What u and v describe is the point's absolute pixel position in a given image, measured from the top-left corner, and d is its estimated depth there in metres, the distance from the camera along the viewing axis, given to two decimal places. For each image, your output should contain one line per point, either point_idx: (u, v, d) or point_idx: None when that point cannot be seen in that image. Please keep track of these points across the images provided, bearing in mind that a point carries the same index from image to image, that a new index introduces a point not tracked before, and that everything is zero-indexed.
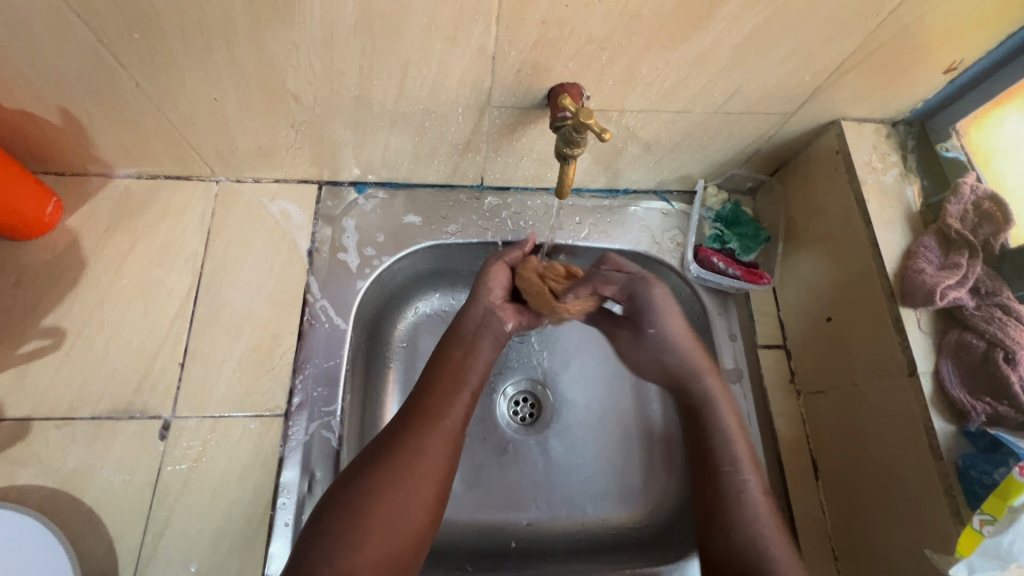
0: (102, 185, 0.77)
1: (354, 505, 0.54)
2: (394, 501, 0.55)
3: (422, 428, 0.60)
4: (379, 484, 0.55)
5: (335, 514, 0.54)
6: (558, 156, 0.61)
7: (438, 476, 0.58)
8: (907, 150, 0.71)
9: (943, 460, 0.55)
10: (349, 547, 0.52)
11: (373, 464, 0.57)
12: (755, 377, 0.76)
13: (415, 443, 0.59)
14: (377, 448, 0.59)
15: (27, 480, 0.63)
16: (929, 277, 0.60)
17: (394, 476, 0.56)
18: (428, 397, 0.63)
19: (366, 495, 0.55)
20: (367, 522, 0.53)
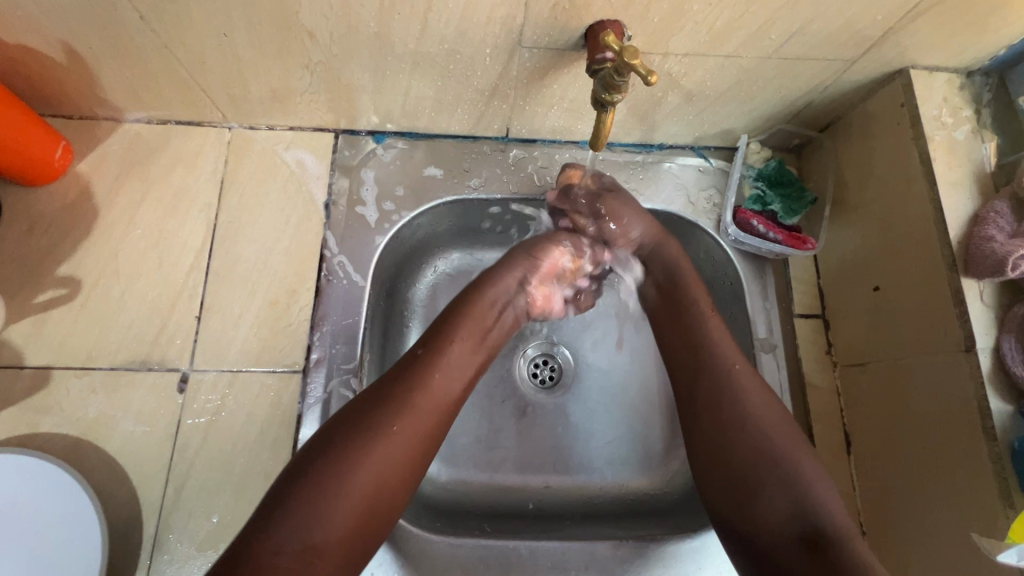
0: (111, 129, 0.73)
1: (325, 473, 0.47)
2: (372, 474, 0.48)
3: (410, 392, 0.53)
4: (356, 455, 0.48)
5: (304, 482, 0.47)
6: (596, 103, 0.56)
7: (417, 448, 0.52)
8: (981, 105, 0.64)
9: (997, 442, 0.52)
10: (320, 520, 0.45)
11: (350, 429, 0.50)
12: (789, 347, 0.72)
13: (401, 409, 0.52)
14: (357, 415, 0.51)
15: (50, 428, 0.63)
16: (1000, 245, 0.54)
17: (370, 445, 0.49)
18: (421, 360, 0.56)
19: (342, 465, 0.48)
20: (341, 496, 0.47)
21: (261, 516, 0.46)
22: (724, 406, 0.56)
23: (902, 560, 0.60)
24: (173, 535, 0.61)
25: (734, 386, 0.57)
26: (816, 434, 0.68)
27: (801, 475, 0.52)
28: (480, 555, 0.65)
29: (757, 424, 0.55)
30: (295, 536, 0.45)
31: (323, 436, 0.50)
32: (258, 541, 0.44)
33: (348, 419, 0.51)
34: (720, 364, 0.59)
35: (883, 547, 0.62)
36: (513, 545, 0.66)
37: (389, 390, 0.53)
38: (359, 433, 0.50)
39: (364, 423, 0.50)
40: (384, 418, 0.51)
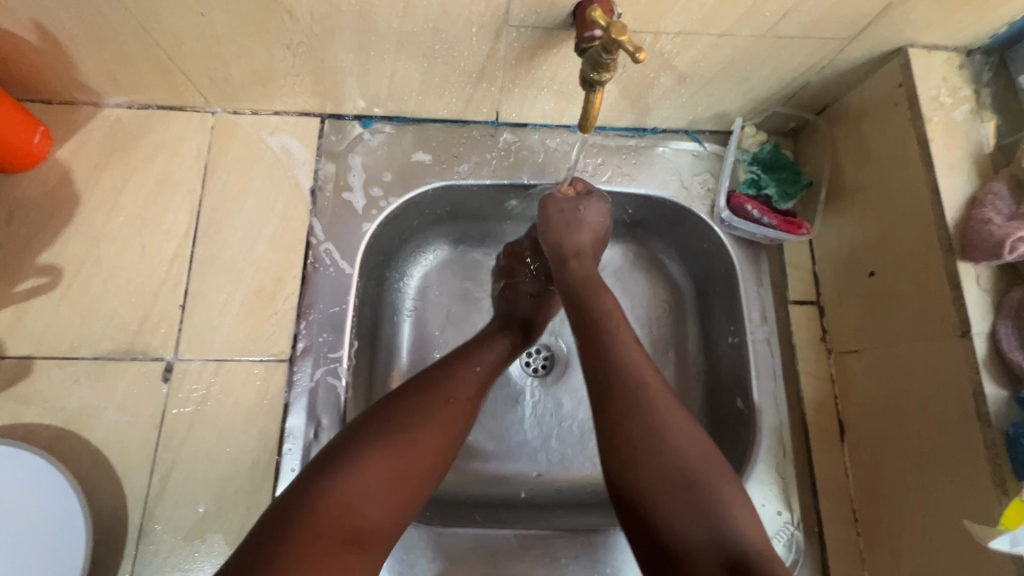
0: (91, 115, 0.72)
1: (387, 432, 0.50)
2: (428, 441, 0.51)
3: (460, 374, 0.57)
4: (416, 420, 0.51)
5: (368, 438, 0.49)
6: (583, 82, 0.54)
7: (465, 426, 0.55)
8: (981, 84, 0.62)
9: (992, 428, 0.51)
10: (383, 474, 0.47)
11: (409, 399, 0.53)
12: (784, 334, 0.71)
13: (453, 388, 0.56)
14: (413, 388, 0.55)
15: (33, 419, 0.62)
16: (998, 228, 0.53)
17: (428, 413, 0.52)
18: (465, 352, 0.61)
19: (403, 428, 0.50)
20: (403, 455, 0.49)
21: (323, 467, 0.47)
22: (633, 425, 0.50)
23: (894, 547, 0.60)
24: (158, 525, 0.60)
25: (642, 404, 0.51)
26: (810, 421, 0.68)
27: (724, 503, 0.47)
28: (470, 544, 0.65)
29: (671, 447, 0.49)
30: (359, 484, 0.46)
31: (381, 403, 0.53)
32: (323, 487, 0.46)
33: (404, 390, 0.54)
34: (628, 379, 0.53)
35: (877, 534, 0.62)
36: (502, 534, 0.66)
37: (441, 372, 0.57)
38: (418, 402, 0.53)
39: (422, 395, 0.54)
40: (440, 392, 0.55)
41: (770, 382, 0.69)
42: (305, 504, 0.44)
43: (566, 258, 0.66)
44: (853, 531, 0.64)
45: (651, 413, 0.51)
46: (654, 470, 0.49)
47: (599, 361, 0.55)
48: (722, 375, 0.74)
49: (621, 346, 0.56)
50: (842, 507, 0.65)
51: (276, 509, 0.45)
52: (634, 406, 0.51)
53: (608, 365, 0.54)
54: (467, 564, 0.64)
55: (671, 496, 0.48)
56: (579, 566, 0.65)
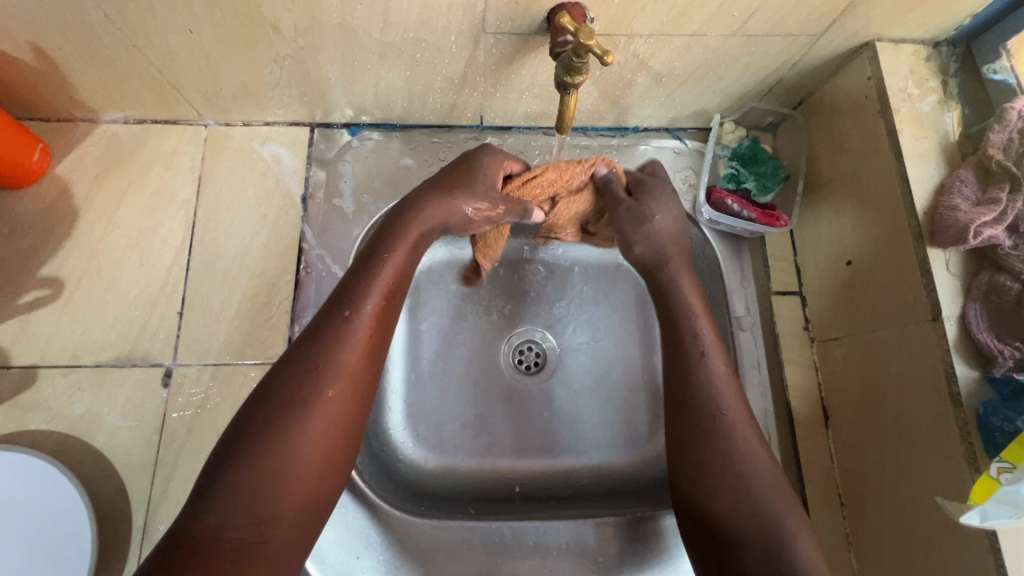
0: (88, 131, 0.74)
1: (251, 441, 0.46)
2: (304, 439, 0.47)
3: (330, 345, 0.50)
4: (282, 419, 0.47)
5: (234, 454, 0.46)
6: (558, 85, 0.56)
7: (340, 402, 0.49)
8: (948, 75, 0.64)
9: (963, 408, 0.53)
10: (258, 487, 0.45)
11: (275, 391, 0.48)
12: (767, 324, 0.72)
13: (323, 363, 0.50)
14: (281, 378, 0.49)
15: (39, 426, 0.64)
16: (964, 214, 0.55)
17: (297, 410, 0.47)
18: (337, 307, 0.53)
19: (270, 430, 0.47)
20: (275, 459, 0.46)
21: (202, 493, 0.45)
22: (712, 454, 0.54)
23: (876, 530, 0.61)
24: (161, 525, 0.62)
25: (725, 444, 0.55)
26: (793, 408, 0.69)
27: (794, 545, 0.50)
28: (463, 537, 0.67)
29: (761, 505, 0.52)
30: (235, 506, 0.44)
31: (249, 404, 0.49)
32: (201, 519, 0.44)
33: (270, 383, 0.49)
34: (710, 412, 0.56)
35: (861, 516, 0.63)
36: (494, 526, 0.67)
37: (308, 347, 0.51)
38: (284, 399, 0.48)
39: (286, 384, 0.49)
40: (308, 377, 0.49)
41: (754, 372, 0.70)
42: (182, 543, 0.42)
43: (668, 260, 0.64)
44: (839, 514, 0.65)
45: (746, 472, 0.53)
46: (732, 501, 0.53)
47: (684, 402, 0.57)
48: None
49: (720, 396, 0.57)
50: (827, 492, 0.66)
51: (164, 540, 0.44)
52: (725, 460, 0.54)
53: (703, 416, 0.56)
54: (460, 556, 0.66)
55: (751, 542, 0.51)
56: (571, 556, 0.67)
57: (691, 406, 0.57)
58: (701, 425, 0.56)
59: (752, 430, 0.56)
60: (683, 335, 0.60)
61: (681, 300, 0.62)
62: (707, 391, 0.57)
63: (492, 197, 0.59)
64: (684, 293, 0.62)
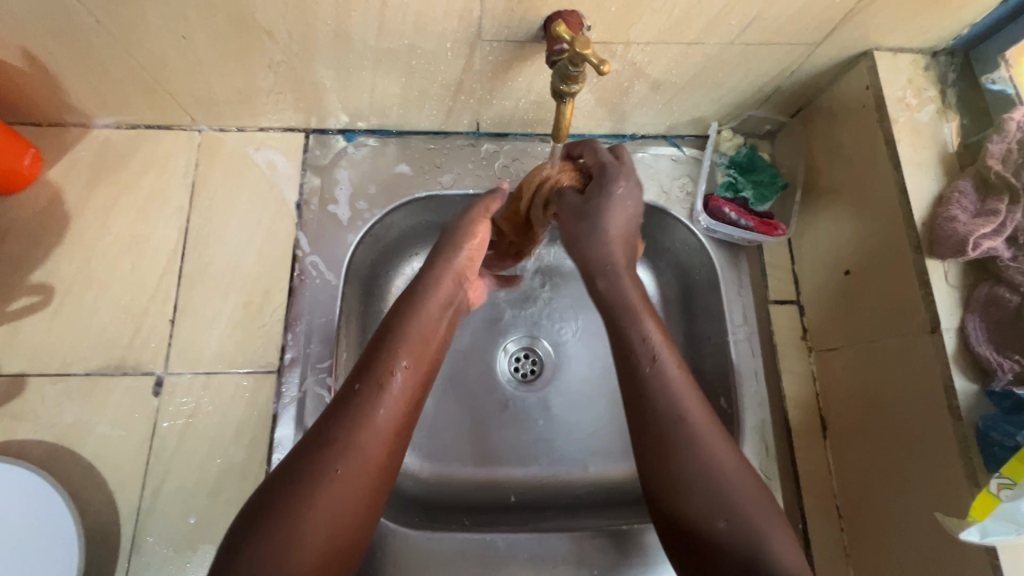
0: (80, 136, 0.73)
1: (273, 531, 0.45)
2: (328, 515, 0.47)
3: (356, 422, 0.52)
4: (305, 511, 0.47)
5: (253, 542, 0.45)
6: (554, 94, 0.55)
7: (364, 480, 0.50)
8: (946, 85, 0.64)
9: (962, 421, 0.52)
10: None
11: (294, 479, 0.48)
12: (764, 333, 0.72)
13: (344, 454, 0.50)
14: (299, 465, 0.49)
15: (27, 435, 0.63)
16: (963, 225, 0.54)
17: (322, 488, 0.48)
18: (361, 394, 0.53)
19: (291, 521, 0.46)
20: (298, 552, 0.45)
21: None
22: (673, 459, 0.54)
23: (875, 543, 0.60)
24: (150, 537, 0.61)
25: (683, 448, 0.54)
26: (791, 419, 0.69)
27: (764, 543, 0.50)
28: (457, 549, 0.66)
29: (735, 507, 0.52)
30: None
31: (275, 477, 0.49)
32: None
33: (296, 459, 0.50)
34: (669, 417, 0.55)
35: (860, 528, 0.62)
36: (489, 538, 0.66)
37: (327, 435, 0.51)
38: (310, 476, 0.48)
39: (306, 468, 0.49)
40: (333, 455, 0.50)
41: (752, 382, 0.69)
42: None
43: (595, 275, 0.62)
44: (837, 526, 0.65)
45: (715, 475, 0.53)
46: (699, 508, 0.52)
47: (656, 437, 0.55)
48: (706, 374, 0.74)
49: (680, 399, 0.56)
50: (825, 503, 0.66)
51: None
52: (700, 480, 0.53)
53: (666, 420, 0.55)
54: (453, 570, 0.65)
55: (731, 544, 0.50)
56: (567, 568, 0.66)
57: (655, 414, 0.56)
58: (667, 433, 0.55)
59: (718, 432, 0.55)
60: (631, 339, 0.59)
61: (620, 301, 0.61)
62: (664, 397, 0.56)
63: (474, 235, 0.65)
64: (624, 290, 0.61)
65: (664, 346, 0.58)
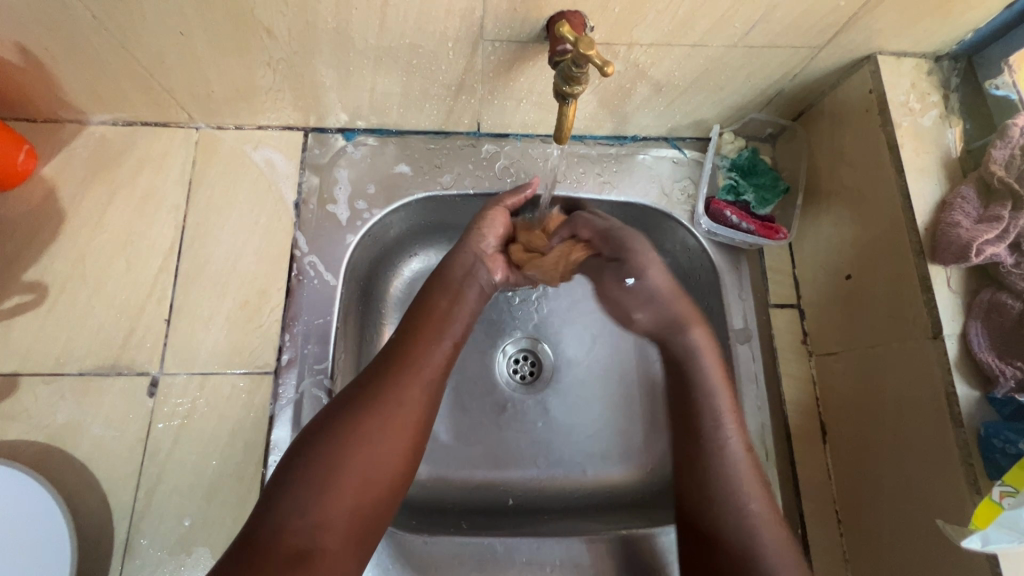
0: (75, 132, 0.72)
1: (320, 457, 0.50)
2: (367, 461, 0.51)
3: (397, 377, 0.56)
4: (348, 441, 0.51)
5: (302, 466, 0.49)
6: (557, 95, 0.54)
7: (403, 435, 0.54)
8: (949, 90, 0.63)
9: (964, 428, 0.52)
10: (319, 501, 0.48)
11: (344, 413, 0.53)
12: (765, 337, 0.72)
13: (391, 394, 0.55)
14: (350, 399, 0.54)
15: (19, 435, 0.62)
16: (965, 231, 0.54)
17: (366, 433, 0.52)
18: (409, 344, 0.59)
19: (337, 449, 0.51)
20: (340, 478, 0.50)
21: (269, 497, 0.49)
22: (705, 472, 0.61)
23: (875, 548, 0.60)
24: (144, 540, 0.61)
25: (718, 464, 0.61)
26: (791, 423, 0.68)
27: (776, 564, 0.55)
28: (454, 552, 0.65)
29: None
30: (302, 513, 0.47)
31: (320, 420, 0.53)
32: (267, 521, 0.47)
33: (341, 404, 0.54)
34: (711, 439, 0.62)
35: (859, 534, 0.62)
36: (487, 542, 0.66)
37: (375, 376, 0.56)
38: (352, 419, 0.52)
39: (351, 413, 0.53)
40: (374, 406, 0.53)
41: (751, 386, 0.69)
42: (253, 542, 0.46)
43: (679, 330, 0.69)
44: (836, 531, 0.64)
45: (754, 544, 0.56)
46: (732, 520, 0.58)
47: None
48: None
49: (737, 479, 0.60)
50: (825, 508, 0.65)
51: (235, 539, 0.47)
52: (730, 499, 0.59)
53: (716, 489, 0.60)
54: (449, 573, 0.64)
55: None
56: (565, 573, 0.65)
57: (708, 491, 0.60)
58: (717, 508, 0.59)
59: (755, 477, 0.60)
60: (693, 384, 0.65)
61: (689, 355, 0.67)
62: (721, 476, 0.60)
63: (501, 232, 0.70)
64: (693, 338, 0.67)
65: (731, 424, 0.62)
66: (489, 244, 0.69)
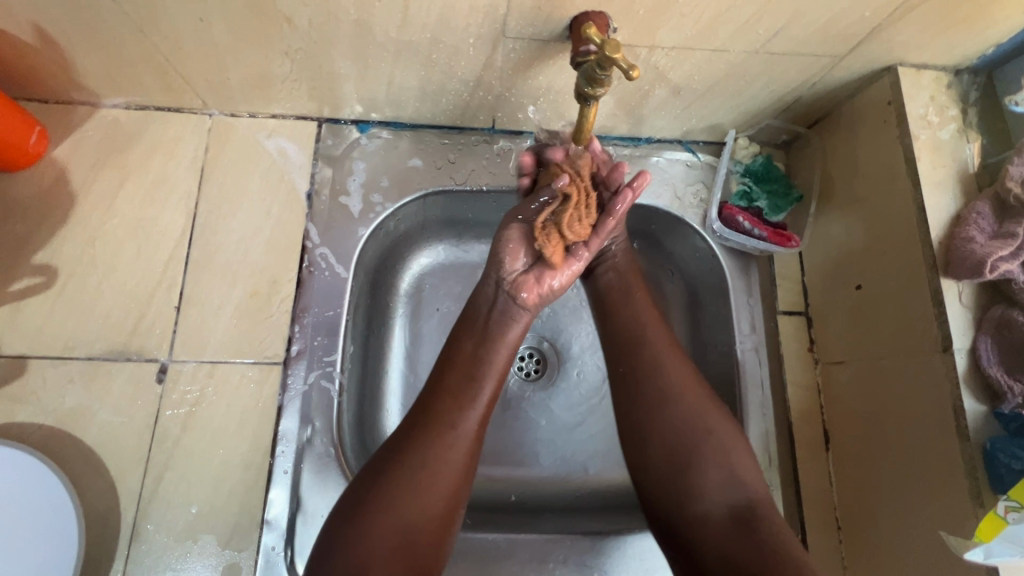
0: (87, 115, 0.72)
1: (358, 521, 0.51)
2: (400, 526, 0.51)
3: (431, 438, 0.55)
4: (381, 502, 0.52)
5: (341, 528, 0.51)
6: (578, 96, 0.54)
7: (437, 496, 0.54)
8: (968, 104, 0.63)
9: (970, 442, 0.52)
10: (356, 566, 0.49)
11: (378, 470, 0.54)
12: (772, 343, 0.72)
13: (423, 454, 0.54)
14: (382, 457, 0.55)
15: (26, 418, 0.62)
16: (980, 247, 0.54)
17: (399, 497, 0.52)
18: (443, 395, 0.58)
19: (371, 513, 0.51)
20: (375, 543, 0.50)
21: (316, 560, 0.51)
22: (646, 382, 0.60)
23: (874, 555, 0.61)
24: (151, 525, 0.61)
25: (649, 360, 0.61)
26: (795, 430, 0.69)
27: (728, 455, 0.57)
28: (454, 548, 0.65)
29: (715, 462, 0.56)
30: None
31: (359, 480, 0.55)
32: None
33: (378, 463, 0.55)
34: (640, 339, 0.62)
35: (858, 542, 0.63)
36: (491, 538, 0.66)
37: (409, 434, 0.56)
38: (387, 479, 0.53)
39: (384, 473, 0.53)
40: (406, 468, 0.53)
41: (757, 391, 0.70)
42: None
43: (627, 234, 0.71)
44: (836, 538, 0.65)
45: (744, 486, 0.55)
46: (668, 420, 0.58)
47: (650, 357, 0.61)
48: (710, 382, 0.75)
49: (702, 428, 0.57)
50: (825, 515, 0.66)
51: None
52: (674, 402, 0.59)
53: (652, 391, 0.59)
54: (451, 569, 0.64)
55: (763, 572, 0.49)
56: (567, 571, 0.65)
57: (672, 441, 0.57)
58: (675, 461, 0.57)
59: (688, 376, 0.60)
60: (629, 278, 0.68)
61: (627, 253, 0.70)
62: (680, 429, 0.57)
63: (512, 249, 0.60)
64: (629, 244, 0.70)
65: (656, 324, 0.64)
66: (507, 271, 0.61)
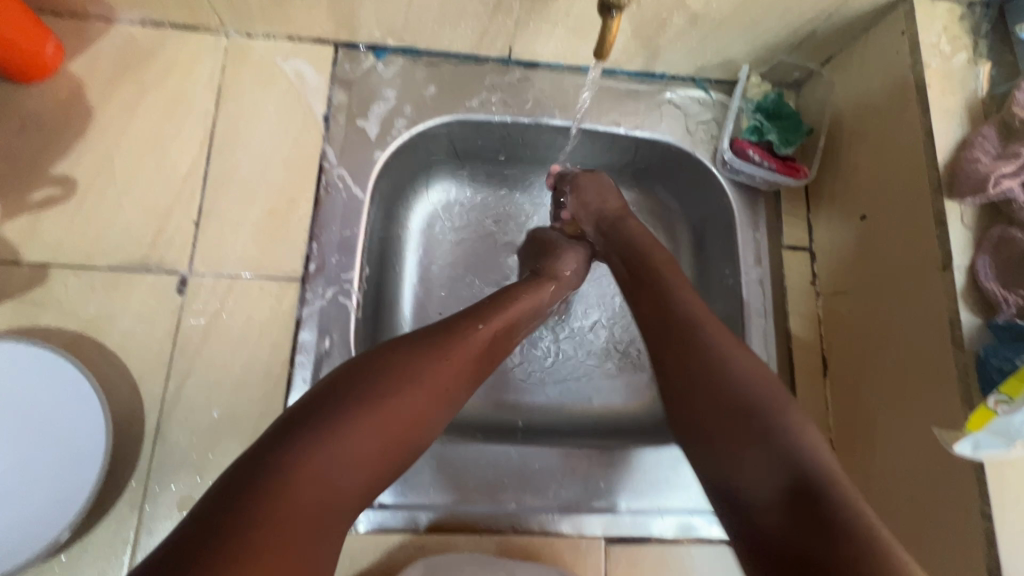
0: (102, 30, 0.71)
1: (374, 400, 0.49)
2: (406, 419, 0.50)
3: (460, 351, 0.56)
4: (404, 391, 0.50)
5: (357, 399, 0.48)
6: (602, 7, 0.55)
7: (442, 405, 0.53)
8: (979, 36, 0.65)
9: (963, 350, 0.55)
10: (360, 445, 0.47)
11: (404, 359, 0.52)
12: (776, 276, 0.75)
13: (450, 359, 0.54)
14: (407, 348, 0.53)
15: (49, 323, 0.64)
16: (984, 165, 0.56)
17: (418, 389, 0.51)
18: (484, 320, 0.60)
19: (390, 397, 0.49)
20: (384, 427, 0.48)
21: (310, 421, 0.46)
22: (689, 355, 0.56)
23: (865, 470, 0.65)
24: (173, 429, 0.63)
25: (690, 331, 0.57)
26: (795, 357, 0.72)
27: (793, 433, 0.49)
28: (469, 459, 0.67)
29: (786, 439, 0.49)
30: (340, 448, 0.46)
31: (376, 361, 0.52)
32: (309, 443, 0.45)
33: (400, 352, 0.53)
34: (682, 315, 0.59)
35: (850, 461, 0.67)
36: (504, 450, 0.68)
37: (443, 339, 0.55)
38: (411, 371, 0.51)
39: (412, 363, 0.52)
40: (434, 365, 0.53)
41: (759, 320, 0.73)
42: (283, 457, 0.44)
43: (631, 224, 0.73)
44: None
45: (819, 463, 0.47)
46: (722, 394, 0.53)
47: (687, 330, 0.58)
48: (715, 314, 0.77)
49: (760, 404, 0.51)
50: None
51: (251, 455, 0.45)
52: (722, 377, 0.53)
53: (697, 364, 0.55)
54: (465, 480, 0.66)
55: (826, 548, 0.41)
56: (575, 484, 0.68)
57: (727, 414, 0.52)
58: (751, 428, 0.50)
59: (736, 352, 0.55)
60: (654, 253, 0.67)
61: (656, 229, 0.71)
62: (736, 403, 0.52)
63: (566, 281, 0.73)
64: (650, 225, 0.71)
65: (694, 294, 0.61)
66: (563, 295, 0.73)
